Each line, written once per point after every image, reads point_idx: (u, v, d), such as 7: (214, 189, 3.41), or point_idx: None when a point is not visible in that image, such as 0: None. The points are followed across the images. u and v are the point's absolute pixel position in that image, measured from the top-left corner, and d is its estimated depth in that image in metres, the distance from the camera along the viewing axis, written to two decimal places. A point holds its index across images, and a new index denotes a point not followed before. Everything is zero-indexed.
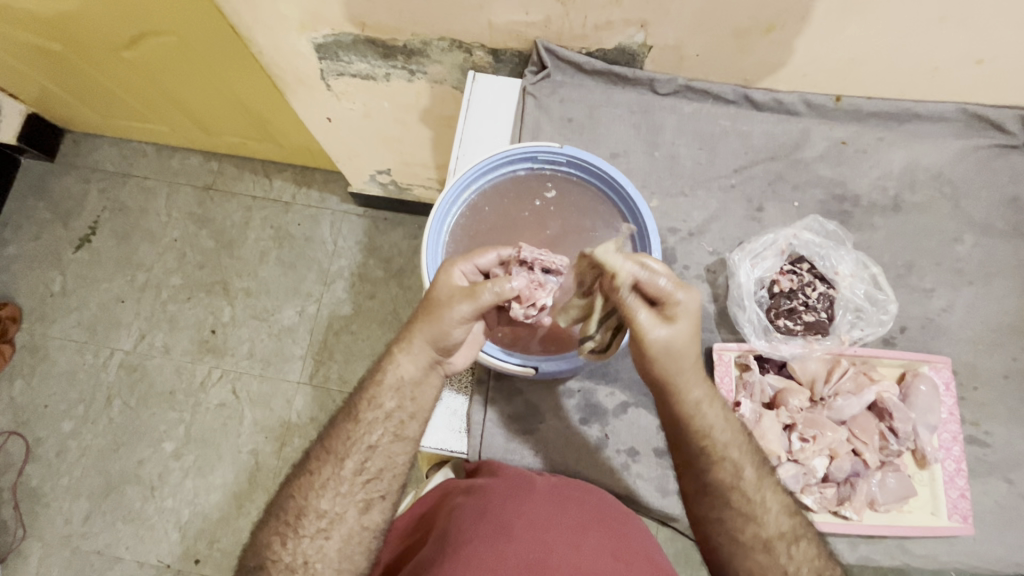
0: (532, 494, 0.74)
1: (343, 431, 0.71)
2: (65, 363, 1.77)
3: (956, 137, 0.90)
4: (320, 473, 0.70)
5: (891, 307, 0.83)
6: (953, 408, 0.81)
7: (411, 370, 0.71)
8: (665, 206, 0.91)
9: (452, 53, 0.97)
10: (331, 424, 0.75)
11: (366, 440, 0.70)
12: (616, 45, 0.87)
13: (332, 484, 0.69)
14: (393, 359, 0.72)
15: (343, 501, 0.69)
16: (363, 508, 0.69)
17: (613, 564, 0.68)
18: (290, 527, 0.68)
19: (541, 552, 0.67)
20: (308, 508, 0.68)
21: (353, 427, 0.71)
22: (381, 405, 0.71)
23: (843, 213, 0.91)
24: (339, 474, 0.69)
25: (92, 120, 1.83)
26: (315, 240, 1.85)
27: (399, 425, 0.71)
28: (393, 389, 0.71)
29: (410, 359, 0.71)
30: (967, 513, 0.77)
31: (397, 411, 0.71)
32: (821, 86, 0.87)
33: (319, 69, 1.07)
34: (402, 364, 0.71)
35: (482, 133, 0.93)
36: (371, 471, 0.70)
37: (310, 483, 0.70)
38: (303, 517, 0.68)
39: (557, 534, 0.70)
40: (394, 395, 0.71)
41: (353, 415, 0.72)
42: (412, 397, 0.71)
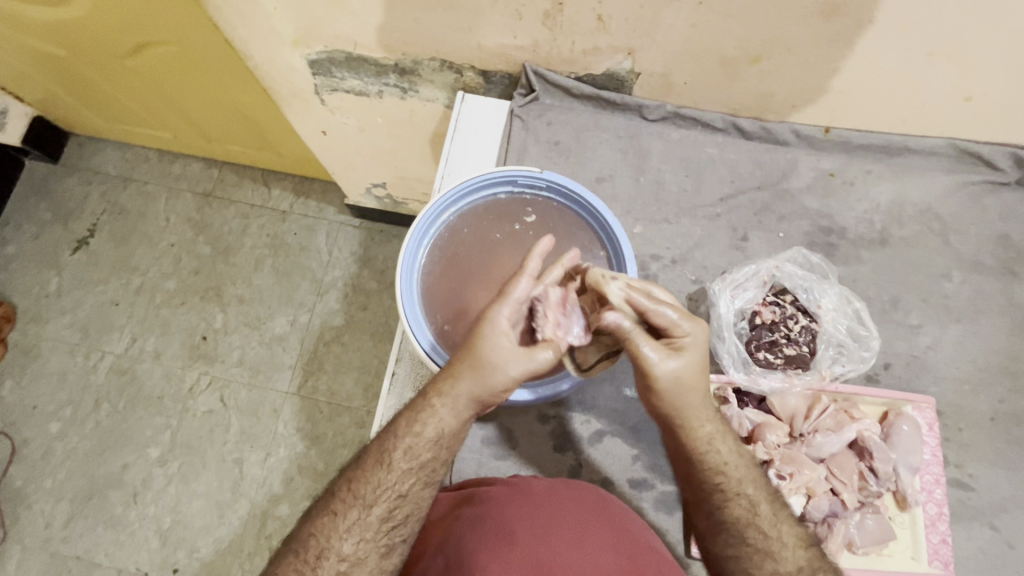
0: (532, 496, 0.71)
1: (373, 475, 0.66)
2: (56, 364, 1.77)
3: (946, 172, 0.90)
4: (345, 516, 0.65)
5: (873, 343, 0.81)
6: (936, 450, 0.79)
7: (450, 422, 0.65)
8: (650, 232, 0.90)
9: (443, 73, 0.98)
10: (356, 461, 0.69)
11: (396, 487, 0.65)
12: (604, 70, 0.87)
13: (358, 528, 0.64)
14: (432, 409, 0.65)
15: (367, 546, 0.64)
16: (384, 554, 0.65)
17: (618, 560, 0.64)
18: (308, 566, 0.63)
19: (546, 554, 0.63)
20: (330, 549, 0.64)
21: (384, 473, 0.65)
22: (415, 455, 0.65)
23: (829, 245, 0.89)
24: (364, 519, 0.64)
25: (97, 124, 1.85)
26: (310, 249, 1.86)
27: (432, 473, 0.66)
28: (431, 440, 0.65)
29: (449, 409, 0.65)
30: (948, 559, 0.75)
31: (430, 461, 0.66)
32: (811, 117, 0.87)
33: (314, 84, 1.09)
34: (441, 415, 0.65)
35: (468, 153, 0.93)
36: (398, 518, 0.65)
37: (333, 523, 0.65)
38: (323, 558, 0.63)
39: (557, 536, 0.66)
40: (431, 447, 0.65)
41: (382, 458, 0.66)
42: (448, 447, 0.66)
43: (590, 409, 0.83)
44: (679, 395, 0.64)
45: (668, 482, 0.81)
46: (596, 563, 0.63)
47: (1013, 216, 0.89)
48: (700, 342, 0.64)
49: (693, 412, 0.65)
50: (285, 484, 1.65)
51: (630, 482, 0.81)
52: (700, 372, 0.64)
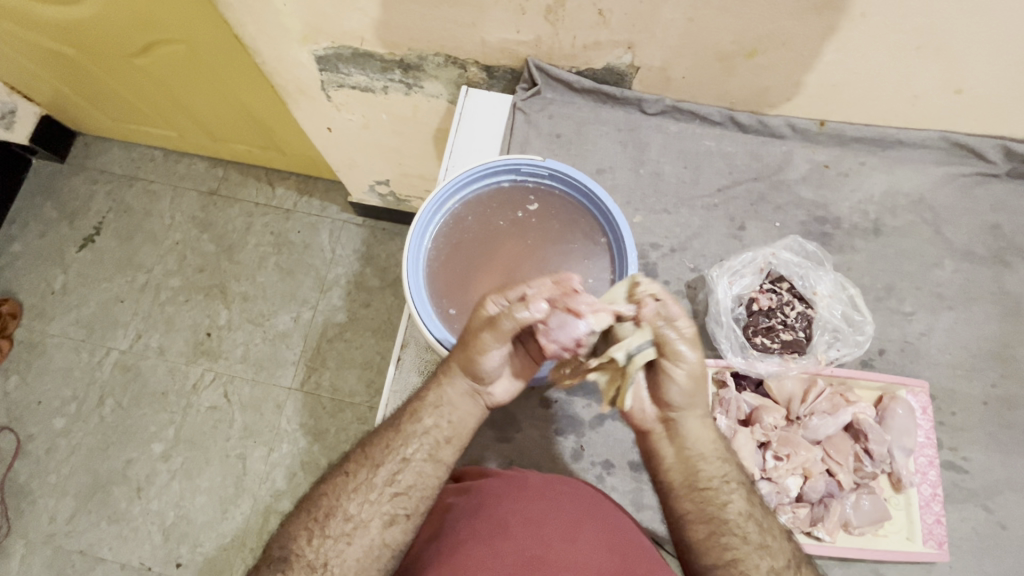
0: (528, 490, 0.71)
1: (383, 439, 0.70)
2: (61, 360, 1.79)
3: (937, 164, 0.92)
4: (356, 475, 0.68)
5: (867, 328, 0.82)
6: (930, 432, 0.80)
7: (450, 394, 0.70)
8: (649, 222, 0.92)
9: (448, 68, 1.01)
10: (376, 428, 0.73)
11: (403, 453, 0.68)
12: (604, 64, 0.89)
13: (366, 490, 0.67)
14: (436, 380, 0.71)
15: (371, 509, 0.66)
16: (387, 522, 0.66)
17: (609, 556, 0.65)
18: (316, 525, 0.66)
19: (538, 548, 0.64)
20: (338, 508, 0.66)
21: (396, 438, 0.69)
22: (420, 421, 0.69)
23: (824, 235, 0.91)
24: (371, 481, 0.67)
25: (104, 124, 1.88)
26: (313, 247, 1.88)
27: (434, 445, 0.69)
28: (435, 411, 0.69)
29: (456, 391, 0.70)
30: (942, 539, 0.77)
31: (434, 429, 0.69)
32: (805, 110, 0.89)
33: (320, 80, 1.12)
34: (444, 385, 0.70)
35: (471, 145, 0.95)
36: (403, 485, 0.67)
37: (344, 483, 0.68)
38: (331, 516, 0.66)
39: (551, 529, 0.66)
40: (433, 414, 0.69)
41: (394, 424, 0.71)
42: (451, 418, 0.70)
43: (592, 393, 0.85)
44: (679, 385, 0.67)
45: None
46: (590, 558, 0.64)
47: (1003, 207, 0.91)
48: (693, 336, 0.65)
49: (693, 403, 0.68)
50: (288, 479, 1.66)
51: (631, 464, 0.82)
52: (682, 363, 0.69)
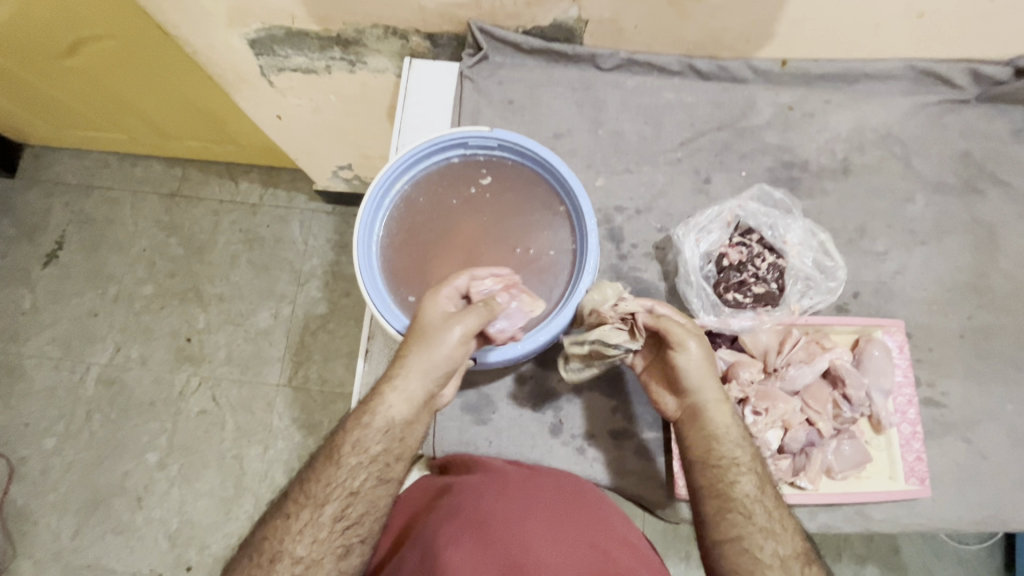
0: (509, 488, 0.72)
1: (324, 473, 0.65)
2: (42, 380, 1.76)
3: (905, 94, 0.89)
4: (298, 517, 0.64)
5: (839, 273, 0.81)
6: (907, 371, 0.80)
7: (401, 409, 0.65)
8: (612, 184, 0.89)
9: (388, 40, 0.96)
10: (310, 463, 0.68)
11: (348, 485, 0.65)
12: (551, 21, 0.84)
13: (311, 528, 0.63)
14: (383, 397, 0.65)
15: (321, 547, 0.63)
16: (341, 555, 0.63)
17: (589, 551, 0.65)
18: (262, 570, 0.62)
19: (520, 550, 0.63)
20: (283, 552, 0.62)
21: (335, 470, 0.65)
22: (364, 449, 0.65)
23: (792, 180, 0.88)
24: (317, 520, 0.63)
25: (50, 133, 1.79)
26: (285, 240, 1.84)
27: (385, 468, 0.66)
28: (381, 431, 0.65)
29: (399, 396, 0.65)
30: (924, 475, 0.77)
31: (382, 454, 0.66)
32: (767, 51, 0.85)
33: (258, 66, 1.05)
34: (391, 403, 0.65)
35: (420, 121, 0.90)
36: (352, 517, 0.64)
37: (286, 525, 0.64)
38: (277, 561, 0.62)
39: (532, 529, 0.66)
40: (381, 438, 0.65)
41: (333, 457, 0.66)
42: (400, 438, 0.66)
43: None
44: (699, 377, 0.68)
45: (648, 429, 0.81)
46: (569, 555, 0.63)
47: (973, 133, 0.89)
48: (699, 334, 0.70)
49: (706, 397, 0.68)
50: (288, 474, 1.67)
51: (610, 433, 0.82)
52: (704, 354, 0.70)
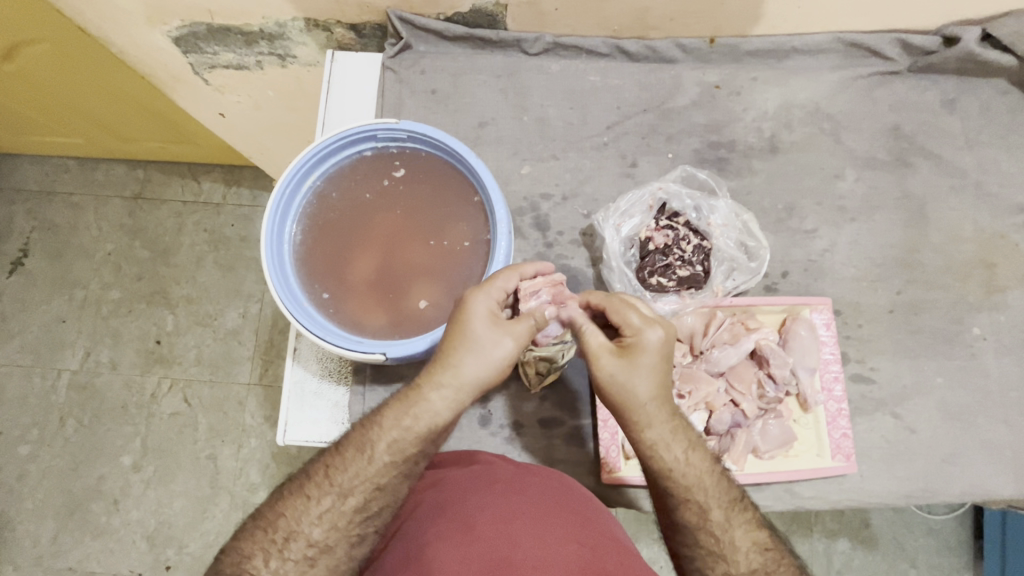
0: (498, 485, 0.70)
1: (354, 463, 0.65)
2: (14, 388, 1.76)
3: (834, 68, 0.87)
4: (320, 501, 0.64)
5: (762, 254, 0.80)
6: (834, 348, 0.79)
7: (443, 414, 0.64)
8: (538, 171, 0.88)
9: (313, 32, 0.95)
10: (336, 445, 0.67)
11: (376, 479, 0.65)
12: (470, 7, 0.82)
13: (332, 514, 0.64)
14: (426, 401, 0.64)
15: (338, 534, 0.64)
16: (355, 543, 0.65)
17: (579, 550, 0.62)
18: (275, 547, 0.62)
19: (506, 548, 0.61)
20: (299, 533, 0.63)
21: (365, 463, 0.64)
22: (399, 449, 0.65)
23: (720, 160, 0.87)
24: (339, 508, 0.64)
25: (7, 139, 1.77)
26: (250, 239, 1.83)
27: (414, 467, 0.66)
28: (419, 434, 0.64)
29: (446, 403, 0.64)
30: (849, 451, 0.77)
31: (415, 455, 0.65)
32: (691, 28, 0.84)
33: (189, 63, 1.04)
34: (436, 408, 0.64)
35: (344, 115, 0.89)
36: (373, 510, 0.65)
37: (305, 507, 0.64)
38: (291, 540, 0.63)
39: (520, 525, 0.64)
40: (418, 441, 0.65)
41: (364, 449, 0.65)
42: (434, 442, 0.66)
43: None
44: (624, 391, 0.63)
45: (577, 416, 0.82)
46: (558, 555, 0.60)
47: (904, 106, 0.87)
48: (656, 348, 0.62)
49: (640, 412, 0.63)
50: (262, 471, 1.68)
51: (539, 422, 0.82)
52: (648, 373, 0.62)
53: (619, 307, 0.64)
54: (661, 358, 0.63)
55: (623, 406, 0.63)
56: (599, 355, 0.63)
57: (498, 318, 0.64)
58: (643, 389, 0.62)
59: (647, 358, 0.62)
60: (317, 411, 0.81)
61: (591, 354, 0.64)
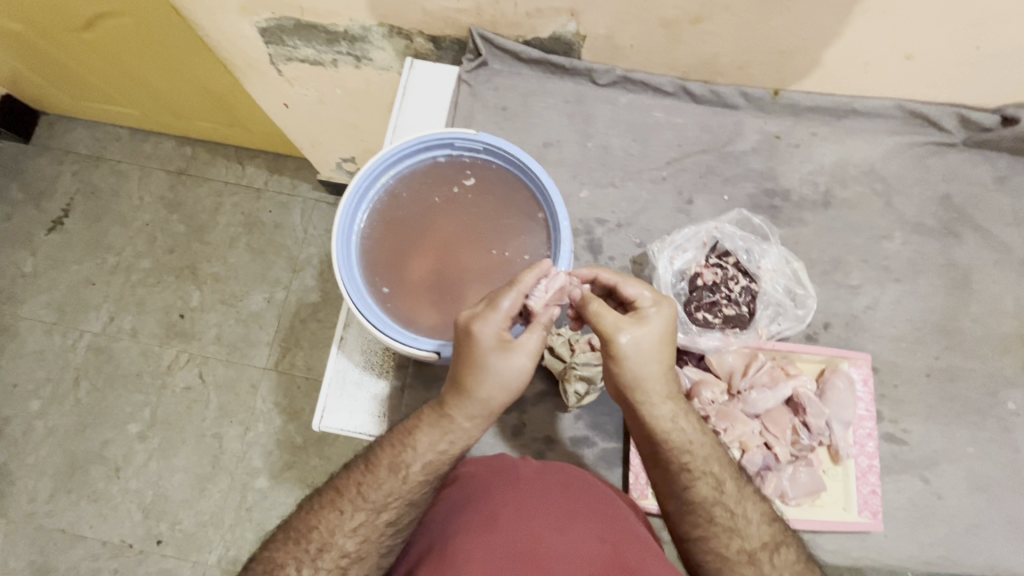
0: (528, 484, 0.71)
1: (386, 483, 0.65)
2: (34, 343, 1.79)
3: (891, 133, 0.90)
4: (352, 516, 0.66)
5: (809, 302, 0.82)
6: (869, 404, 0.81)
7: (475, 434, 0.65)
8: (596, 197, 0.90)
9: (394, 39, 0.99)
10: (364, 459, 0.68)
11: (407, 496, 0.66)
12: (550, 34, 0.86)
13: (365, 529, 0.65)
14: (456, 424, 0.64)
15: (370, 545, 0.65)
16: (384, 553, 0.67)
17: (601, 546, 0.64)
18: (309, 557, 0.65)
19: (530, 541, 0.63)
20: (332, 544, 0.65)
21: (397, 483, 0.65)
22: (432, 468, 0.65)
23: (773, 208, 0.90)
24: (371, 521, 0.65)
25: (66, 103, 1.83)
26: (285, 226, 1.86)
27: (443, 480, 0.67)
28: (453, 455, 0.65)
29: (474, 424, 0.64)
30: (876, 509, 0.78)
31: (447, 471, 0.66)
32: (757, 79, 0.87)
33: (268, 53, 1.08)
34: (468, 430, 0.64)
35: (415, 119, 0.92)
36: (404, 521, 0.67)
37: (336, 519, 0.66)
38: (325, 551, 0.65)
39: (544, 522, 0.66)
40: (450, 461, 0.65)
41: (395, 468, 0.66)
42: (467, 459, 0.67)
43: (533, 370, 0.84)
44: (641, 365, 0.63)
45: (609, 439, 0.83)
46: (581, 551, 0.62)
47: (956, 177, 0.90)
48: (666, 318, 0.64)
49: (654, 386, 0.64)
50: (265, 457, 1.68)
51: (570, 439, 0.83)
52: (660, 346, 0.64)
53: (628, 281, 0.67)
54: (669, 334, 0.65)
55: (642, 381, 0.64)
56: (614, 330, 0.62)
57: (510, 342, 0.61)
58: (658, 362, 0.63)
59: (658, 332, 0.64)
60: (355, 401, 0.83)
61: (606, 329, 0.63)
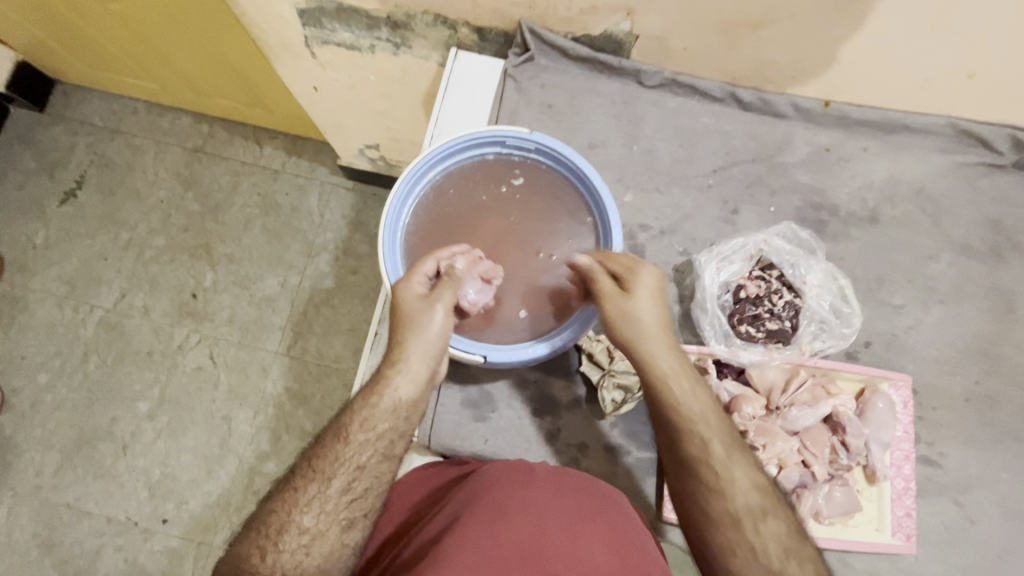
0: (529, 483, 0.69)
1: (331, 449, 0.65)
2: (43, 315, 1.77)
3: (942, 152, 0.88)
4: (305, 489, 0.63)
5: (854, 321, 0.81)
6: (908, 426, 0.80)
7: (408, 390, 0.66)
8: (640, 202, 0.89)
9: (437, 28, 0.96)
10: (316, 440, 0.68)
11: (355, 460, 0.64)
12: (601, 31, 0.84)
13: (318, 500, 0.63)
14: (387, 379, 0.66)
15: (327, 519, 0.63)
16: (345, 527, 0.63)
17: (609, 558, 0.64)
18: (270, 541, 0.61)
19: (537, 544, 0.63)
20: (291, 522, 0.62)
21: (342, 446, 0.65)
22: (371, 427, 0.65)
23: (819, 222, 0.88)
24: (324, 492, 0.63)
25: (83, 72, 1.80)
26: (301, 210, 1.84)
27: (389, 445, 0.66)
28: (388, 411, 0.65)
29: (406, 378, 0.66)
30: (911, 532, 0.77)
31: (389, 432, 0.66)
32: (809, 89, 0.85)
33: (303, 35, 1.05)
34: (398, 383, 0.65)
35: (458, 113, 0.90)
36: (359, 491, 0.64)
37: (294, 497, 0.63)
38: (284, 532, 0.62)
39: (552, 525, 0.65)
40: (388, 417, 0.65)
41: (338, 433, 0.66)
42: (405, 418, 0.66)
43: (570, 376, 0.84)
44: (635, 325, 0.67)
45: (644, 449, 0.82)
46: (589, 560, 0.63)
47: (1005, 200, 0.88)
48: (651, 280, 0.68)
49: (653, 344, 0.67)
50: (273, 441, 1.67)
51: (606, 447, 0.82)
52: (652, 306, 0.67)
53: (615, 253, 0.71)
54: (659, 295, 0.68)
55: (641, 338, 0.66)
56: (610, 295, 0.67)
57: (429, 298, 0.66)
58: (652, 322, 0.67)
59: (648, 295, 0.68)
60: None
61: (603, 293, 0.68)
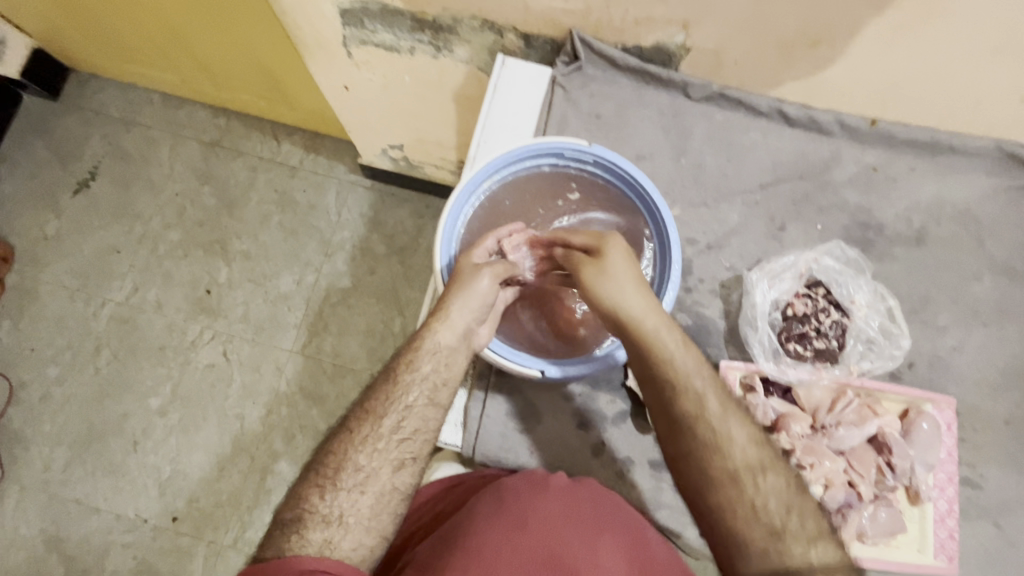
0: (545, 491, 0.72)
1: (383, 391, 0.68)
2: (55, 307, 1.74)
3: (988, 173, 0.88)
4: (359, 429, 0.66)
5: (903, 342, 0.83)
6: (952, 448, 0.81)
7: (448, 340, 0.69)
8: (687, 216, 0.89)
9: (483, 34, 0.96)
10: (368, 387, 0.71)
11: (405, 402, 0.68)
12: (653, 43, 0.83)
13: (371, 439, 0.66)
14: (429, 330, 0.70)
15: (379, 458, 0.65)
16: (397, 467, 0.66)
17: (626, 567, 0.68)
18: (328, 481, 0.64)
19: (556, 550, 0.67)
20: (348, 461, 0.65)
21: (394, 389, 0.68)
22: (418, 367, 0.68)
23: (865, 241, 0.88)
24: (377, 431, 0.66)
25: (100, 62, 1.77)
26: (319, 208, 1.82)
27: (433, 389, 0.69)
28: (431, 354, 0.69)
29: (450, 327, 0.69)
30: (953, 553, 0.78)
31: (434, 376, 0.69)
32: (856, 107, 0.85)
33: (342, 35, 1.03)
34: (439, 331, 0.69)
35: (506, 120, 0.89)
36: (407, 431, 0.67)
37: (350, 438, 0.66)
38: (342, 470, 0.64)
39: (572, 532, 0.69)
40: (431, 360, 0.69)
41: (391, 376, 0.69)
42: (446, 364, 0.69)
43: (616, 389, 0.83)
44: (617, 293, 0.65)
45: None
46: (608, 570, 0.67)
47: None
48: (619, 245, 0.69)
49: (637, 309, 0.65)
50: (286, 441, 1.65)
51: (650, 462, 0.81)
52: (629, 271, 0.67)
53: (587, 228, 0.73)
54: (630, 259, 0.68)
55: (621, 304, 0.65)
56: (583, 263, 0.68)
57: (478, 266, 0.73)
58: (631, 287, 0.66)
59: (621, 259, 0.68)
60: None
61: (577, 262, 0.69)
